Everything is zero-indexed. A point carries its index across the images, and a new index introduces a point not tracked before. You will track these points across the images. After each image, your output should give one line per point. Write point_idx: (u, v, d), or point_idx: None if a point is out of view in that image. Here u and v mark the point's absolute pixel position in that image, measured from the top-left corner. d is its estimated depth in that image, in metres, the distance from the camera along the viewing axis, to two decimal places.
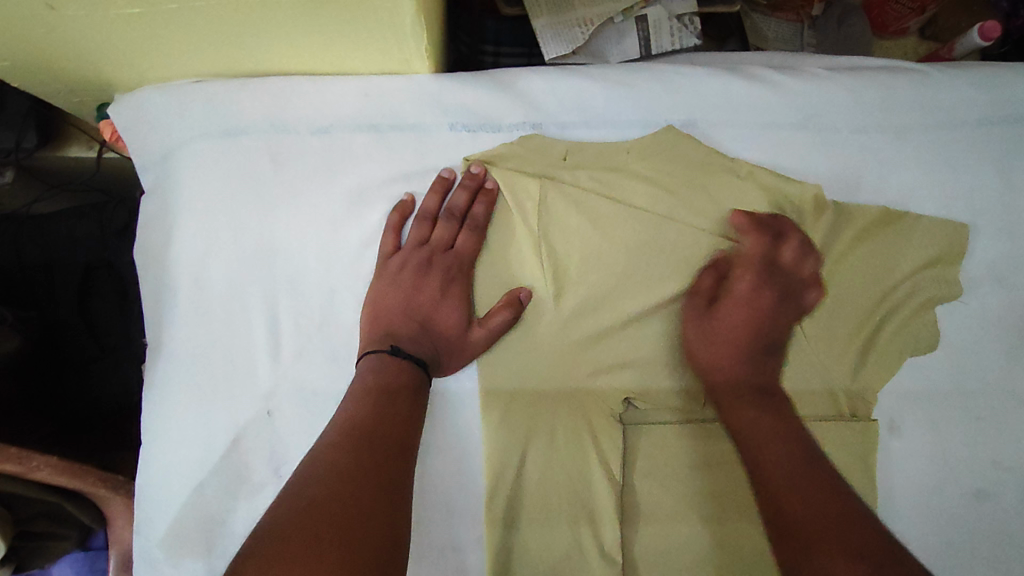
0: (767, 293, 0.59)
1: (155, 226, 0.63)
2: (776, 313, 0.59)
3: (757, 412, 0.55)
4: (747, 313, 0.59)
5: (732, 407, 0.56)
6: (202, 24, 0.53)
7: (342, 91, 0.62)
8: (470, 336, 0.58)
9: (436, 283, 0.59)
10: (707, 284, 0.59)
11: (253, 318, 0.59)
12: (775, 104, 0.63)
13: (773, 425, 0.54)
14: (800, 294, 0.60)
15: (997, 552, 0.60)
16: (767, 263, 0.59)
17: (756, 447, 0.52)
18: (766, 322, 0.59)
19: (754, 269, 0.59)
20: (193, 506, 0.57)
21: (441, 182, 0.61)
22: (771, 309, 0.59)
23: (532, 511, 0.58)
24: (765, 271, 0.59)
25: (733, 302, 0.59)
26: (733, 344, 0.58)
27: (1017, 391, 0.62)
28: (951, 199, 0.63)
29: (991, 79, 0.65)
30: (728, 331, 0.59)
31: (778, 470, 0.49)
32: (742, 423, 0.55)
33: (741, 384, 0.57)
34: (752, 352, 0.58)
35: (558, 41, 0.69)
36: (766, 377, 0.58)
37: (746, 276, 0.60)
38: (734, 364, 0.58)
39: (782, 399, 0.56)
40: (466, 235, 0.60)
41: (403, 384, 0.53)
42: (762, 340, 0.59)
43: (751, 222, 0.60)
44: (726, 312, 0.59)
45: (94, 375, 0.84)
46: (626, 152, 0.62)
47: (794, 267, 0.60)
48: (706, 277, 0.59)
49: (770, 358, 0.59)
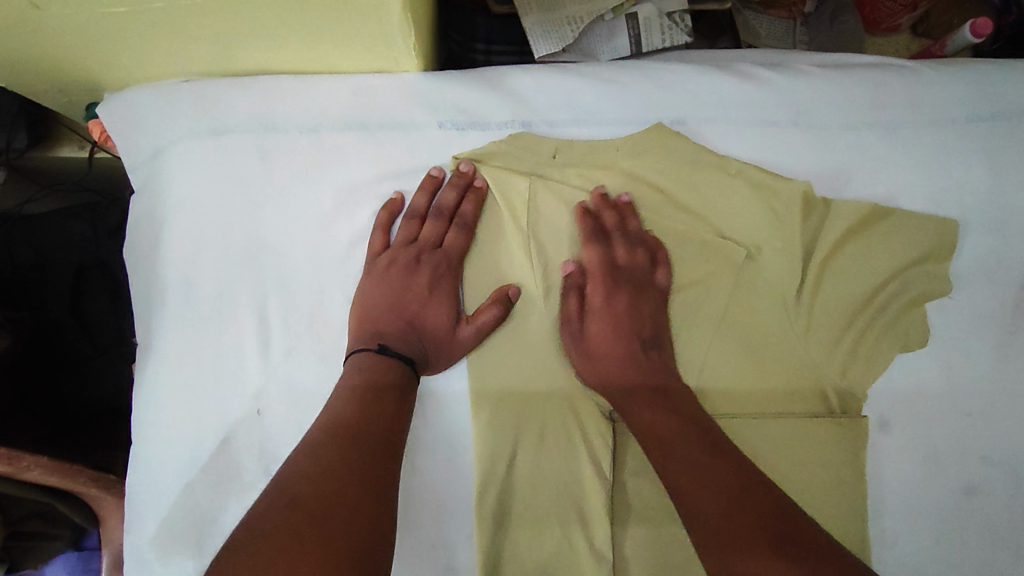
0: (619, 297, 0.60)
1: (144, 225, 0.62)
2: (645, 311, 0.60)
3: (654, 409, 0.55)
4: (621, 317, 0.59)
5: (633, 410, 0.56)
6: (189, 23, 0.53)
7: (331, 90, 0.62)
8: (458, 334, 0.58)
9: (423, 282, 0.59)
10: (574, 307, 0.59)
11: (242, 317, 0.59)
12: (765, 102, 0.63)
13: (670, 420, 0.54)
14: (651, 287, 0.61)
15: (988, 548, 0.60)
16: (609, 269, 0.60)
17: (660, 450, 0.52)
18: (635, 324, 0.59)
19: (600, 278, 0.60)
20: (183, 505, 0.57)
21: (430, 181, 0.61)
22: (636, 310, 0.60)
23: (522, 508, 0.58)
24: (612, 275, 0.60)
25: (597, 319, 0.59)
26: (619, 351, 0.58)
27: (1006, 387, 0.62)
28: (941, 195, 0.63)
29: (980, 76, 0.65)
30: (606, 343, 0.59)
31: (682, 466, 0.50)
32: (644, 423, 0.55)
33: (636, 385, 0.57)
34: (632, 357, 0.58)
35: (548, 39, 0.69)
36: (658, 371, 0.58)
37: (597, 287, 0.60)
38: (618, 370, 0.58)
39: (675, 393, 0.57)
40: (455, 232, 0.60)
41: (392, 382, 0.53)
42: (638, 339, 0.59)
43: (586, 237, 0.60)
44: (594, 328, 0.59)
45: (89, 374, 0.84)
46: (616, 150, 0.62)
47: (628, 262, 0.60)
48: (568, 301, 0.60)
49: (656, 352, 0.59)
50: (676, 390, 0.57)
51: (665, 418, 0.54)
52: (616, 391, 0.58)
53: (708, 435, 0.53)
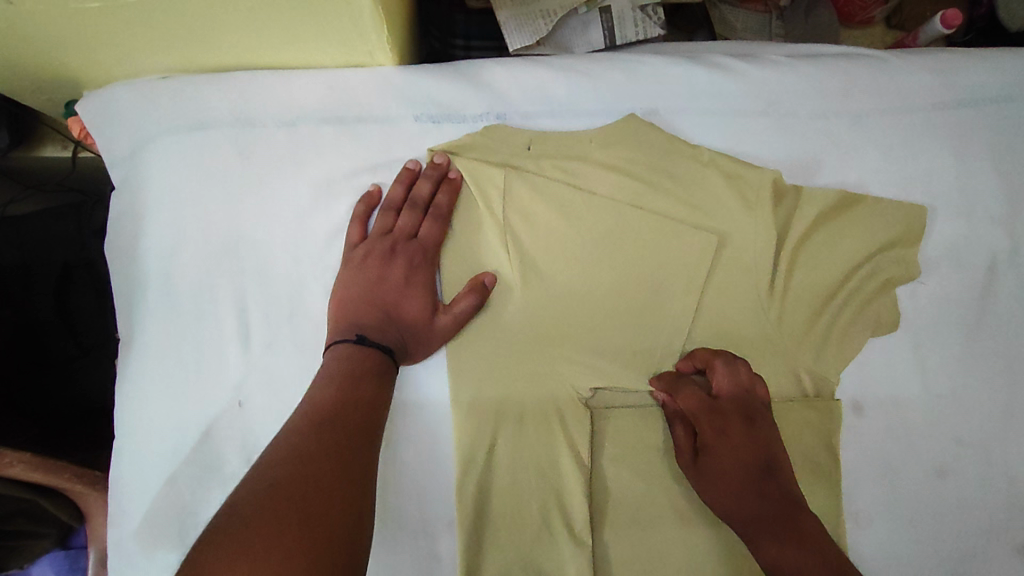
0: (729, 428, 0.57)
1: (123, 221, 0.63)
2: (758, 439, 0.57)
3: (781, 545, 0.52)
4: (726, 455, 0.57)
5: (758, 544, 0.54)
6: (163, 19, 0.54)
7: (307, 85, 0.62)
8: (437, 324, 0.58)
9: (400, 272, 0.59)
10: (682, 437, 0.59)
11: (223, 311, 0.60)
12: (736, 92, 0.64)
13: (802, 555, 0.51)
14: (758, 408, 0.58)
15: (961, 527, 0.62)
16: (709, 407, 0.58)
17: (753, 528, 0.54)
18: (751, 452, 0.57)
19: (704, 417, 0.58)
20: (166, 498, 0.58)
21: (407, 172, 0.61)
22: (748, 441, 0.57)
23: (502, 496, 0.59)
24: (714, 416, 0.57)
25: (711, 454, 0.57)
26: (732, 489, 0.56)
27: (975, 369, 0.63)
28: (909, 182, 0.65)
29: (946, 64, 0.66)
30: (723, 479, 0.56)
31: (760, 531, 0.54)
32: (773, 561, 0.52)
33: (756, 515, 0.55)
34: (748, 480, 0.56)
35: (522, 33, 0.69)
36: (778, 500, 0.55)
37: (705, 426, 0.58)
38: (738, 507, 0.55)
39: (778, 480, 0.56)
40: (430, 222, 0.61)
41: (371, 367, 0.54)
42: (754, 465, 0.56)
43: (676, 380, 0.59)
44: (708, 464, 0.57)
45: (76, 373, 0.85)
46: (589, 141, 0.63)
47: (730, 390, 0.58)
48: (676, 429, 0.59)
49: (774, 479, 0.56)
50: (778, 476, 0.56)
51: (760, 502, 0.55)
52: (740, 525, 0.55)
53: (792, 502, 0.55)
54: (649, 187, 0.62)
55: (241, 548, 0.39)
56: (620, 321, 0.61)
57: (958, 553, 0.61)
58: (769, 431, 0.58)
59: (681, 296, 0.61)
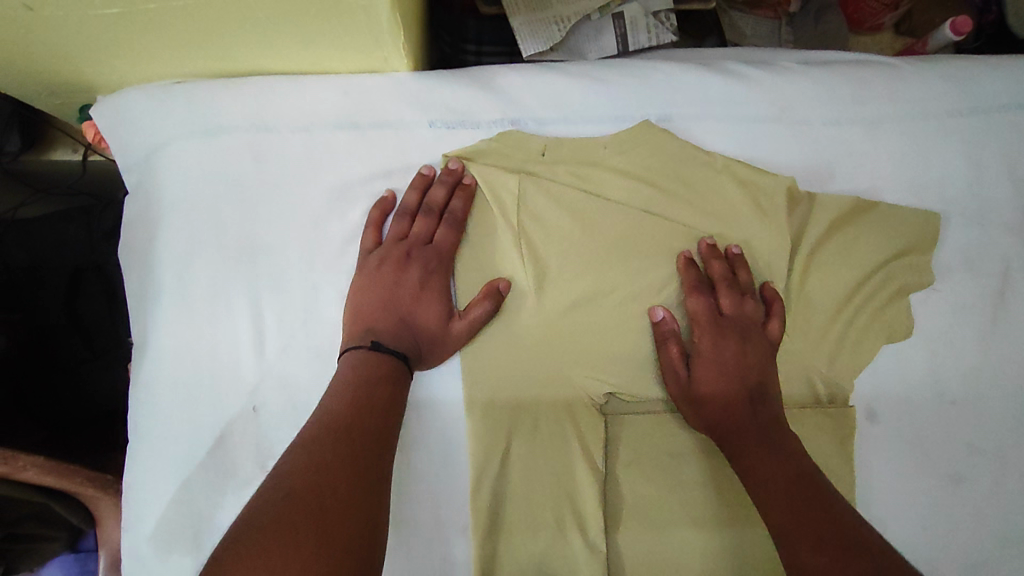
0: (727, 345, 0.59)
1: (138, 226, 0.63)
2: (752, 361, 0.59)
3: (757, 453, 0.55)
4: (721, 367, 0.58)
5: (734, 452, 0.56)
6: (180, 25, 0.54)
7: (322, 90, 0.63)
8: (452, 329, 0.58)
9: (415, 278, 0.59)
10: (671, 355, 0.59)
11: (238, 315, 0.60)
12: (750, 98, 0.65)
13: (773, 466, 0.53)
14: (756, 333, 0.60)
15: (975, 534, 0.61)
16: (714, 318, 0.60)
17: (733, 438, 0.56)
18: (742, 372, 0.58)
19: (707, 326, 0.60)
20: (181, 503, 0.58)
21: (421, 179, 0.61)
22: (744, 360, 0.59)
23: (517, 501, 0.59)
24: (718, 326, 0.60)
25: (702, 363, 0.59)
26: (722, 401, 0.57)
27: (989, 376, 0.63)
28: (922, 188, 0.65)
29: (960, 71, 0.66)
30: (715, 389, 0.58)
31: (741, 442, 0.56)
32: (745, 465, 0.55)
33: (738, 425, 0.56)
34: (737, 395, 0.57)
35: (536, 39, 0.70)
36: (763, 418, 0.56)
37: (705, 334, 0.59)
38: (723, 419, 0.57)
39: (766, 402, 0.57)
40: (445, 228, 0.61)
41: (385, 373, 0.54)
42: (745, 386, 0.58)
43: (693, 288, 0.60)
44: (702, 374, 0.58)
45: (83, 379, 0.84)
46: (603, 147, 0.63)
47: (736, 311, 0.60)
48: (668, 349, 0.59)
49: (763, 402, 0.57)
50: (766, 398, 0.58)
51: (744, 414, 0.57)
52: (721, 436, 0.57)
53: (775, 423, 0.56)
54: (663, 194, 0.63)
55: (258, 561, 0.38)
56: (634, 326, 0.61)
57: (973, 560, 0.61)
58: (765, 359, 0.60)
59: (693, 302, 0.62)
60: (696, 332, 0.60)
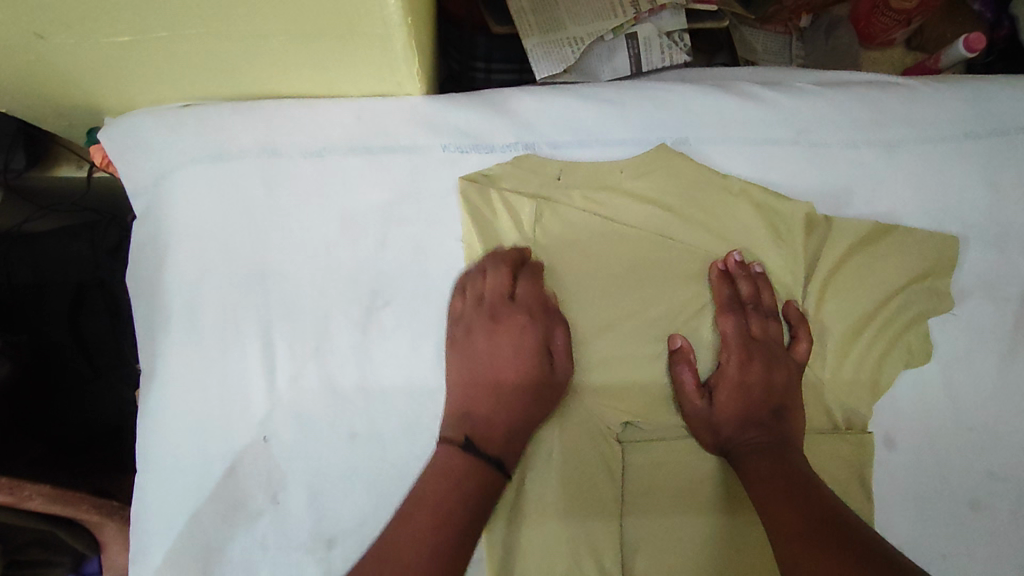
0: (753, 367, 0.59)
1: (145, 252, 0.62)
2: (778, 382, 0.59)
3: (766, 462, 0.55)
4: (743, 388, 0.59)
5: (742, 462, 0.56)
6: (191, 52, 0.53)
7: (334, 115, 0.62)
8: (555, 376, 0.59)
9: (507, 339, 0.61)
10: (689, 381, 0.59)
11: (249, 344, 0.59)
12: (767, 122, 0.64)
13: (778, 476, 0.53)
14: (783, 356, 0.61)
15: (996, 563, 0.60)
16: (743, 340, 0.60)
17: (743, 450, 0.57)
18: (765, 393, 0.59)
19: (735, 347, 0.60)
20: (189, 536, 0.57)
21: (483, 252, 0.61)
22: (767, 384, 0.59)
23: (532, 534, 0.58)
24: (746, 347, 0.60)
25: (723, 383, 0.59)
26: (740, 418, 0.58)
27: (1008, 402, 0.62)
28: (940, 212, 0.64)
29: (978, 94, 0.65)
30: (735, 408, 0.58)
31: (753, 455, 0.56)
32: (751, 472, 0.55)
33: (751, 440, 0.57)
34: (757, 415, 0.58)
35: (549, 60, 0.69)
36: (778, 435, 0.57)
37: (729, 356, 0.60)
38: (738, 432, 0.58)
39: (785, 424, 0.58)
40: (526, 287, 0.61)
41: (474, 497, 0.54)
42: (765, 406, 0.58)
43: (722, 306, 0.61)
44: (722, 396, 0.59)
45: (88, 396, 0.84)
46: (620, 171, 0.63)
47: (763, 333, 0.61)
48: (683, 376, 0.60)
49: (781, 422, 0.58)
50: (785, 420, 0.58)
51: (757, 431, 0.57)
52: (734, 449, 0.57)
53: (788, 442, 0.57)
54: (679, 219, 0.63)
55: None
56: (650, 352, 0.61)
57: None
58: (792, 383, 0.60)
59: (708, 328, 0.62)
60: (722, 353, 0.61)
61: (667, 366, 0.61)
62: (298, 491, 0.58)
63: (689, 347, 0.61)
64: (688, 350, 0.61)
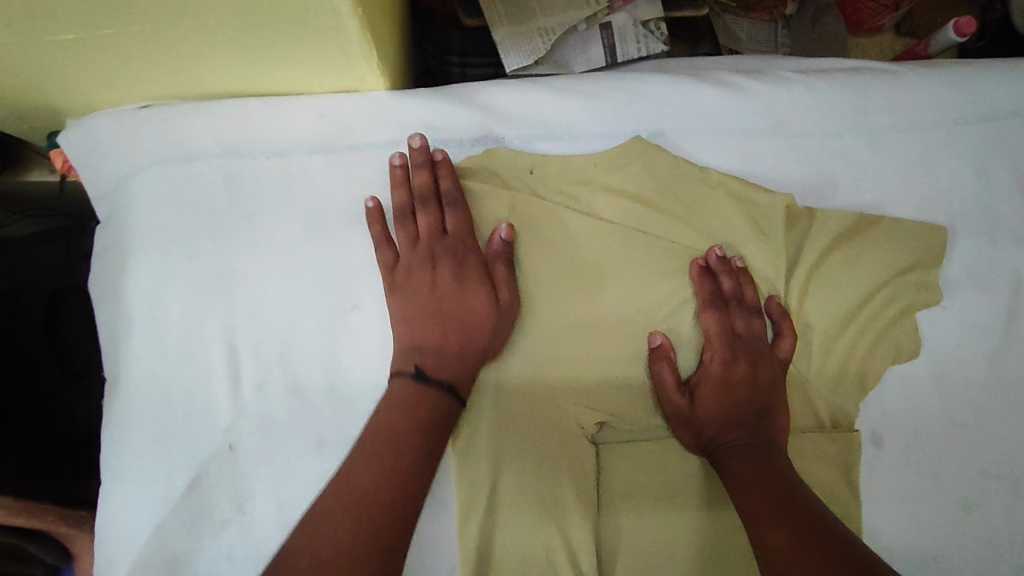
0: (738, 365, 0.57)
1: (107, 258, 0.60)
2: (764, 382, 0.57)
3: (748, 464, 0.53)
4: (727, 388, 0.57)
5: (726, 463, 0.54)
6: (141, 49, 0.51)
7: (298, 111, 0.60)
8: (502, 303, 0.57)
9: (447, 273, 0.57)
10: (667, 377, 0.57)
11: (212, 348, 0.58)
12: (746, 111, 0.62)
13: (760, 479, 0.51)
14: (767, 352, 0.59)
15: (990, 563, 0.58)
16: (727, 337, 0.58)
17: (726, 451, 0.54)
18: (749, 394, 0.57)
19: (718, 344, 0.58)
20: (153, 548, 0.55)
21: (398, 171, 0.58)
22: (752, 385, 0.57)
23: (505, 545, 0.56)
24: (730, 344, 0.58)
25: (706, 385, 0.57)
26: (722, 418, 0.56)
27: (1000, 397, 0.60)
28: (927, 201, 0.62)
29: (966, 78, 0.63)
30: (720, 409, 0.56)
31: (739, 458, 0.53)
32: (734, 473, 0.53)
33: (735, 442, 0.55)
34: (741, 415, 0.56)
35: (519, 52, 0.67)
36: (760, 434, 0.55)
37: (714, 353, 0.58)
38: (722, 433, 0.56)
39: (769, 427, 0.56)
40: (451, 212, 0.58)
41: (432, 418, 0.53)
42: (751, 407, 0.56)
43: (705, 301, 0.58)
44: (705, 395, 0.57)
45: (67, 404, 0.81)
46: (594, 165, 0.61)
47: (748, 330, 0.59)
48: (661, 371, 0.57)
49: (766, 422, 0.56)
50: (770, 423, 0.56)
51: (740, 432, 0.55)
52: (716, 447, 0.56)
53: (772, 445, 0.55)
54: (656, 212, 0.60)
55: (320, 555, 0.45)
56: (627, 353, 0.59)
57: None
58: (778, 382, 0.58)
59: (689, 325, 0.60)
60: (704, 347, 0.59)
61: (646, 360, 0.59)
62: (264, 501, 0.56)
63: (666, 344, 0.58)
64: (665, 347, 0.58)
